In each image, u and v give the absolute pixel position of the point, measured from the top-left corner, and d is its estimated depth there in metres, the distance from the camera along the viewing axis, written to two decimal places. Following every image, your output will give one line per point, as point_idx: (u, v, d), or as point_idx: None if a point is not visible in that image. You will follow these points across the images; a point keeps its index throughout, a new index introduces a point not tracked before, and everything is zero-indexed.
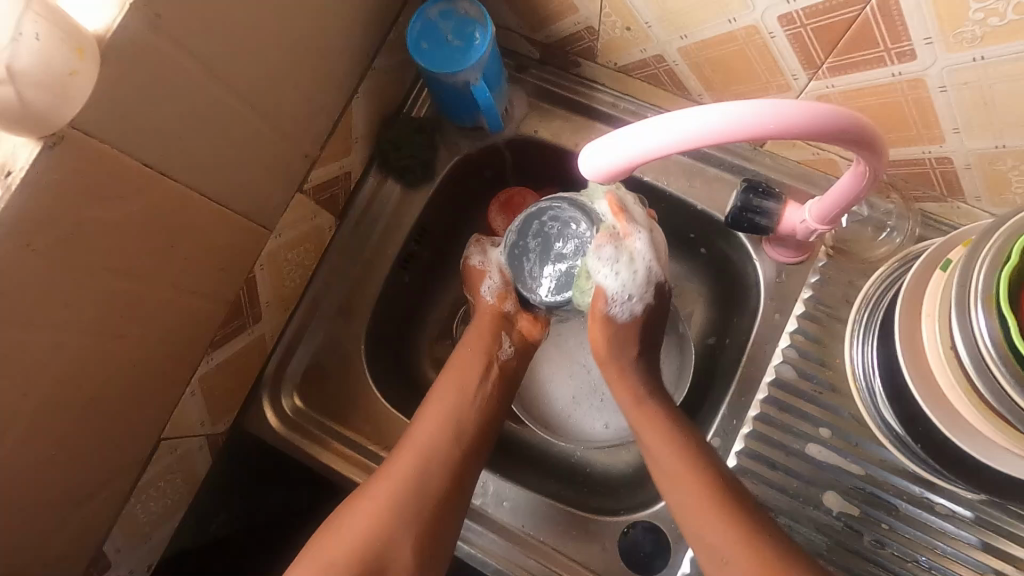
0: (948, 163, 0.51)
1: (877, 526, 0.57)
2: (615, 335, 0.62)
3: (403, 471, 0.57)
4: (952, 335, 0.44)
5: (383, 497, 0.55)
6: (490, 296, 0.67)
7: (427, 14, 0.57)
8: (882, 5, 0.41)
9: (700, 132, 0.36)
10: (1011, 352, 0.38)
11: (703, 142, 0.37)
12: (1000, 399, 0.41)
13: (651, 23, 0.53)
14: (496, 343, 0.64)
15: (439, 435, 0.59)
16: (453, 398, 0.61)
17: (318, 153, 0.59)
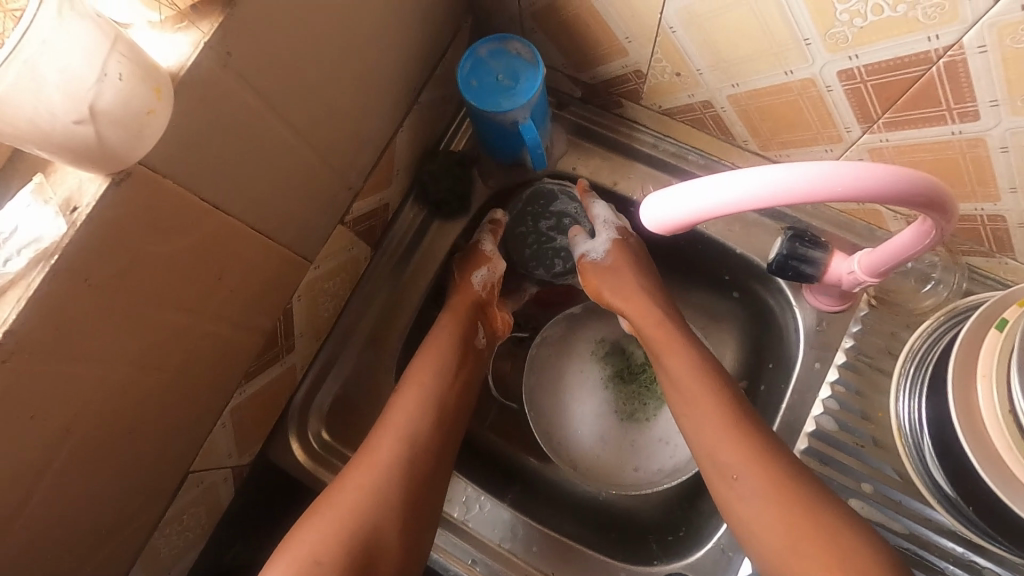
0: (1000, 221, 0.51)
1: None
2: (607, 274, 0.66)
3: (377, 457, 0.55)
4: (1012, 393, 0.43)
5: (356, 484, 0.53)
6: (479, 284, 0.67)
7: (477, 53, 0.57)
8: (949, 67, 0.40)
9: (754, 195, 0.35)
10: None
11: (759, 204, 0.36)
12: None
13: (703, 70, 0.53)
14: (470, 332, 0.65)
15: (416, 416, 0.57)
16: (425, 378, 0.60)
17: (361, 186, 0.58)
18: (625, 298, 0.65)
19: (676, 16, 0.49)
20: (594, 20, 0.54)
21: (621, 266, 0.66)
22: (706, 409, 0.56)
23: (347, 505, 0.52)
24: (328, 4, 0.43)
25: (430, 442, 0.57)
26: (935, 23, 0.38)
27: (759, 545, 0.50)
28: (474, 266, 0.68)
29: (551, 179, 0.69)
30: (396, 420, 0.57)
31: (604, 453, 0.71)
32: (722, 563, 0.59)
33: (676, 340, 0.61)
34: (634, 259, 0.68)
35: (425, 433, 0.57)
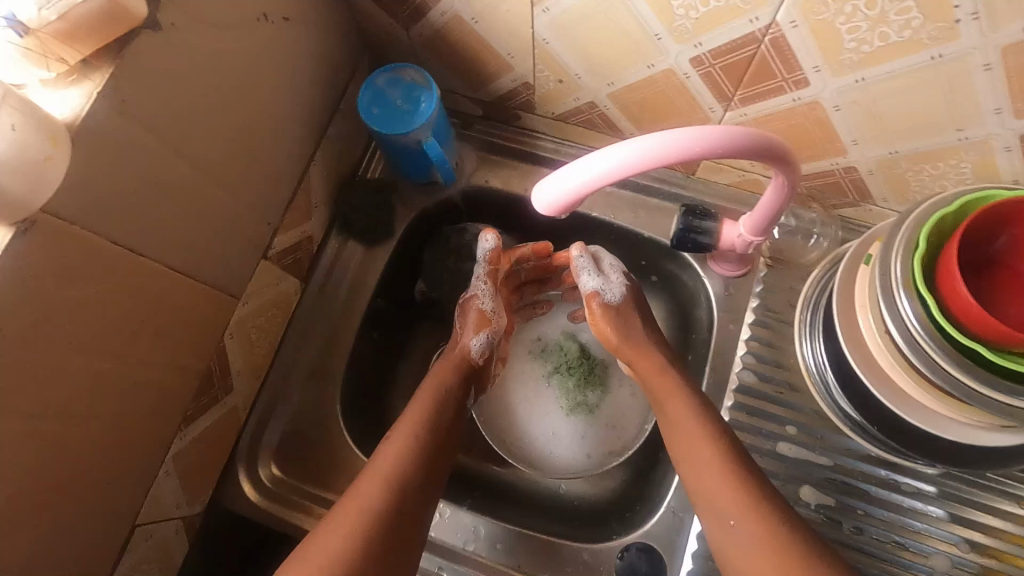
0: (854, 172, 0.58)
1: (854, 513, 0.60)
2: (615, 319, 0.67)
3: (361, 499, 0.53)
4: (884, 318, 0.50)
5: (344, 521, 0.51)
6: (474, 351, 0.67)
7: (375, 83, 0.61)
8: (774, 43, 0.47)
9: (612, 167, 0.40)
10: (936, 326, 0.45)
11: (622, 174, 0.41)
12: (934, 370, 0.47)
13: (581, 74, 0.58)
14: (461, 395, 0.65)
15: (404, 457, 0.57)
16: (413, 423, 0.60)
17: (280, 221, 0.61)
18: (630, 345, 0.65)
19: (546, 30, 0.54)
20: (478, 42, 0.59)
21: (631, 316, 0.67)
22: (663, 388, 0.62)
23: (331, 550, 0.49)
24: (218, 49, 0.46)
25: (416, 476, 0.56)
26: (752, 7, 0.44)
27: (704, 497, 0.54)
28: (476, 329, 0.67)
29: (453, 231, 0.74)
30: (382, 458, 0.57)
31: (557, 446, 0.74)
32: (675, 523, 0.62)
33: (679, 392, 0.60)
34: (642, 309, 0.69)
35: (412, 472, 0.56)
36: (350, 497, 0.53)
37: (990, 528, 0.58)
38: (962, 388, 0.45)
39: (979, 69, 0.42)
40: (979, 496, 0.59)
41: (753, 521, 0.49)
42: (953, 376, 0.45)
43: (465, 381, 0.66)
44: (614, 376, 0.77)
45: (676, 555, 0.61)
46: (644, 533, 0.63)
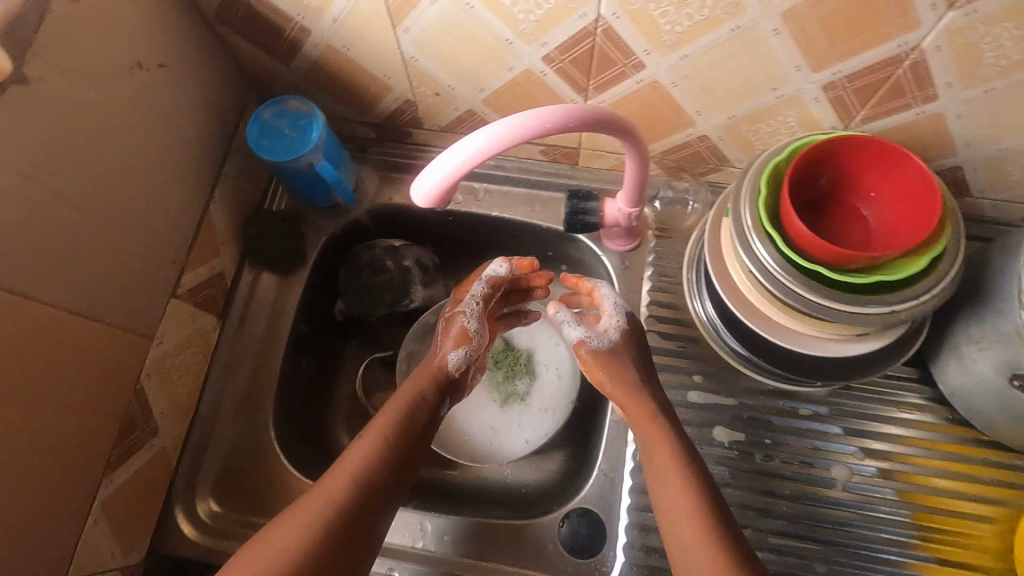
0: (707, 139, 0.65)
1: (763, 443, 0.65)
2: (608, 361, 0.65)
3: (327, 491, 0.53)
4: (744, 260, 0.56)
5: (307, 511, 0.52)
6: (450, 364, 0.67)
7: (261, 117, 0.64)
8: (606, 34, 0.53)
9: (472, 154, 0.46)
10: (790, 261, 0.52)
11: (484, 156, 0.46)
12: (794, 297, 0.54)
13: (453, 85, 0.64)
14: (437, 404, 0.65)
15: (374, 454, 0.57)
16: (390, 417, 0.60)
17: (185, 259, 0.63)
18: (620, 386, 0.64)
19: (413, 49, 0.60)
20: (354, 68, 0.64)
21: (625, 360, 0.65)
22: (606, 369, 0.65)
23: (293, 540, 0.50)
24: (81, 98, 0.49)
25: (382, 470, 0.57)
26: (578, 5, 0.51)
27: (652, 443, 0.59)
28: (457, 344, 0.67)
29: (359, 249, 0.76)
30: (353, 453, 0.57)
31: (496, 437, 0.77)
32: (606, 483, 0.66)
33: (667, 444, 0.58)
34: (639, 354, 0.66)
35: (384, 464, 0.57)
36: (316, 490, 0.53)
37: (878, 434, 0.65)
38: (817, 307, 0.53)
39: (771, 35, 0.50)
40: (866, 407, 0.66)
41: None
42: (810, 299, 0.53)
43: (441, 392, 0.65)
44: (540, 362, 0.80)
45: (611, 513, 0.65)
46: (580, 498, 0.66)
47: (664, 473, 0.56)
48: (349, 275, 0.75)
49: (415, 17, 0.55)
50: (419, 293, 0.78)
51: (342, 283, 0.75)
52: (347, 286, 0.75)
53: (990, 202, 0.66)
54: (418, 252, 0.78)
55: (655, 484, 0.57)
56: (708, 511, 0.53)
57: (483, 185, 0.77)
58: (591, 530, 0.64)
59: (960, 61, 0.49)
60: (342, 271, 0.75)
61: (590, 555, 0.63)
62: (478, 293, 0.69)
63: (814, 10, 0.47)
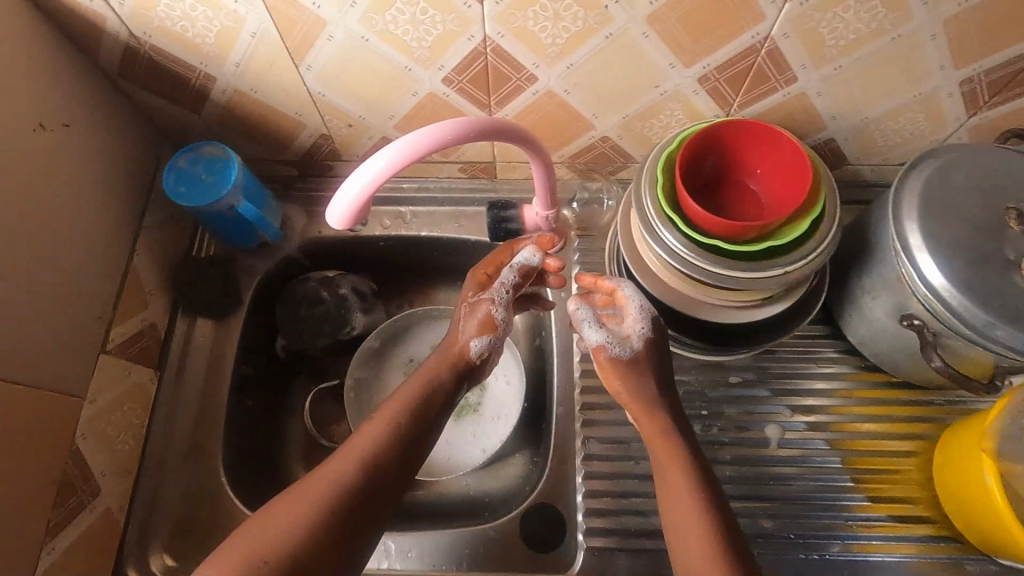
0: (608, 139, 0.70)
1: (700, 414, 0.70)
2: (626, 373, 0.64)
3: (339, 461, 0.53)
4: (652, 245, 0.60)
5: (321, 479, 0.52)
6: (473, 349, 0.66)
7: (177, 165, 0.65)
8: (496, 52, 0.57)
9: (381, 169, 0.49)
10: (692, 238, 0.57)
11: (392, 173, 0.49)
12: (700, 271, 0.58)
13: (363, 115, 0.67)
14: (456, 387, 0.64)
15: (392, 426, 0.57)
16: (408, 395, 0.61)
17: (112, 314, 0.63)
18: (637, 403, 0.63)
19: (317, 85, 0.62)
20: (265, 109, 0.66)
21: (646, 372, 0.64)
22: (607, 371, 0.66)
23: (306, 503, 0.49)
24: None
25: (391, 453, 0.55)
26: (464, 28, 0.55)
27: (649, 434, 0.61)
28: (480, 332, 0.66)
29: (295, 283, 0.77)
30: (371, 426, 0.57)
31: (451, 449, 0.78)
32: (560, 477, 0.68)
33: (679, 458, 0.58)
34: (661, 365, 0.65)
35: (401, 438, 0.56)
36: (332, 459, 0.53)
37: (804, 391, 0.70)
38: (722, 277, 0.57)
39: (641, 38, 0.55)
40: (789, 367, 0.71)
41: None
42: (714, 271, 0.57)
43: (458, 378, 0.64)
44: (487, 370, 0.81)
45: (569, 503, 0.67)
46: (537, 495, 0.68)
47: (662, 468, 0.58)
48: (287, 311, 0.76)
49: (315, 54, 0.58)
50: (359, 320, 0.79)
51: (280, 320, 0.76)
52: (285, 321, 0.76)
53: (867, 167, 0.73)
54: (354, 280, 0.79)
55: (660, 482, 0.58)
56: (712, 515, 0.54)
57: (410, 208, 0.79)
58: (552, 524, 0.66)
59: (806, 45, 0.55)
60: (280, 308, 0.76)
61: (552, 547, 0.65)
62: (507, 282, 0.67)
63: (673, 12, 0.53)
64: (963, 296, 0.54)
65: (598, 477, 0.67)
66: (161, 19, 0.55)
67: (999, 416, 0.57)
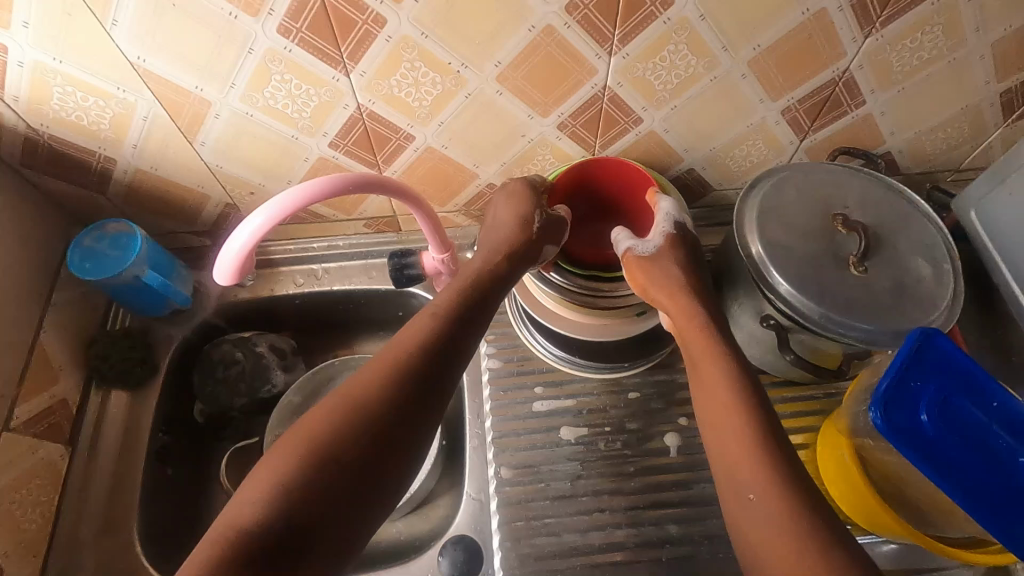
0: (494, 186, 0.76)
1: (604, 431, 0.73)
2: (660, 268, 0.64)
3: (383, 362, 0.53)
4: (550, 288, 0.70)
5: (365, 381, 0.51)
6: (547, 246, 0.66)
7: (83, 243, 0.69)
8: (371, 116, 0.64)
9: (259, 224, 0.54)
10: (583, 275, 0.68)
11: (270, 225, 0.54)
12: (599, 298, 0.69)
13: (263, 182, 0.72)
14: (512, 271, 0.64)
15: (433, 324, 0.56)
16: (453, 289, 0.60)
17: (16, 392, 0.64)
18: (669, 295, 0.63)
19: (213, 157, 0.67)
20: (168, 183, 0.71)
21: (678, 265, 0.65)
22: (631, 270, 0.65)
23: (351, 407, 0.49)
24: None
25: (438, 341, 0.55)
26: (337, 98, 0.61)
27: (687, 331, 0.62)
28: (550, 237, 0.67)
29: (213, 346, 0.79)
30: (410, 327, 0.56)
31: None
32: (477, 507, 0.70)
33: (719, 356, 0.59)
34: (687, 258, 0.66)
35: (443, 331, 0.56)
36: (376, 359, 0.53)
37: None
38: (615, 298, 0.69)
39: (496, 95, 0.63)
40: (685, 377, 0.75)
41: (777, 496, 0.48)
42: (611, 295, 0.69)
43: (515, 266, 0.64)
44: None
45: (486, 533, 0.69)
46: (455, 529, 0.69)
47: (715, 379, 0.57)
48: (206, 371, 0.78)
49: (206, 131, 0.64)
50: (280, 375, 0.81)
51: (197, 386, 0.78)
52: (202, 384, 0.78)
53: (730, 191, 0.81)
54: (271, 338, 0.82)
55: (701, 388, 0.59)
56: (761, 427, 0.53)
57: (322, 265, 0.83)
58: (470, 556, 0.66)
59: (640, 91, 0.64)
60: (197, 372, 0.78)
61: None
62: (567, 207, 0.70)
63: (517, 71, 0.60)
64: (801, 295, 0.60)
65: (512, 503, 0.69)
66: (56, 111, 0.60)
67: (850, 397, 0.64)
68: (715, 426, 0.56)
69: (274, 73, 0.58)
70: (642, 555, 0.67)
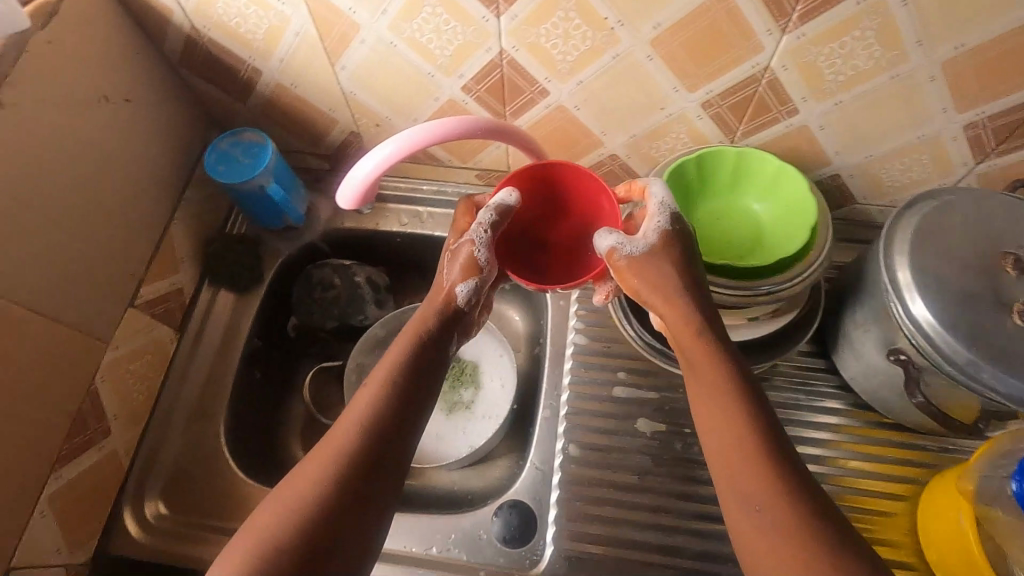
0: (617, 158, 0.73)
1: (684, 432, 0.70)
2: (646, 273, 0.56)
3: (332, 442, 0.50)
4: None
5: (315, 472, 0.48)
6: (461, 292, 0.59)
7: (219, 146, 0.72)
8: (510, 64, 0.62)
9: (395, 151, 0.54)
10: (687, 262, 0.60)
11: (405, 153, 0.54)
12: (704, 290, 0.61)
13: (390, 116, 0.72)
14: (443, 331, 0.59)
15: (381, 398, 0.53)
16: (400, 354, 0.56)
17: (143, 273, 0.69)
18: (663, 299, 0.56)
19: (350, 83, 0.68)
20: (302, 103, 0.73)
21: (666, 268, 0.56)
22: (625, 272, 0.57)
23: (300, 502, 0.47)
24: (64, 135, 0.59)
25: (389, 414, 0.52)
26: (482, 40, 0.60)
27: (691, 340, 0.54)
28: (466, 274, 0.59)
29: (315, 268, 0.82)
30: (359, 400, 0.53)
31: (440, 444, 0.80)
32: (538, 477, 0.69)
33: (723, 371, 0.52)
34: (683, 257, 0.57)
35: (392, 403, 0.53)
36: (324, 442, 0.50)
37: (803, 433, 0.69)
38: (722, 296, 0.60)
39: (645, 60, 0.59)
40: (778, 395, 0.71)
41: None
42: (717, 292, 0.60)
43: (445, 326, 0.59)
44: (484, 372, 0.84)
45: (543, 504, 0.68)
46: (513, 492, 0.69)
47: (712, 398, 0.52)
48: (303, 292, 0.81)
49: (349, 55, 0.64)
50: (372, 309, 0.84)
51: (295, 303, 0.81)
52: (299, 300, 0.81)
53: (875, 208, 0.73)
54: (370, 271, 0.84)
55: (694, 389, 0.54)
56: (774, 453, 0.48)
57: (427, 209, 0.84)
58: (524, 522, 0.67)
59: (805, 79, 0.58)
60: (296, 290, 0.81)
61: (522, 544, 0.66)
62: (485, 221, 0.58)
63: (675, 37, 0.56)
64: (946, 333, 0.53)
65: (575, 481, 0.68)
66: (219, 14, 0.62)
67: (982, 460, 0.57)
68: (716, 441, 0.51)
69: (426, 4, 0.57)
70: (701, 565, 0.64)
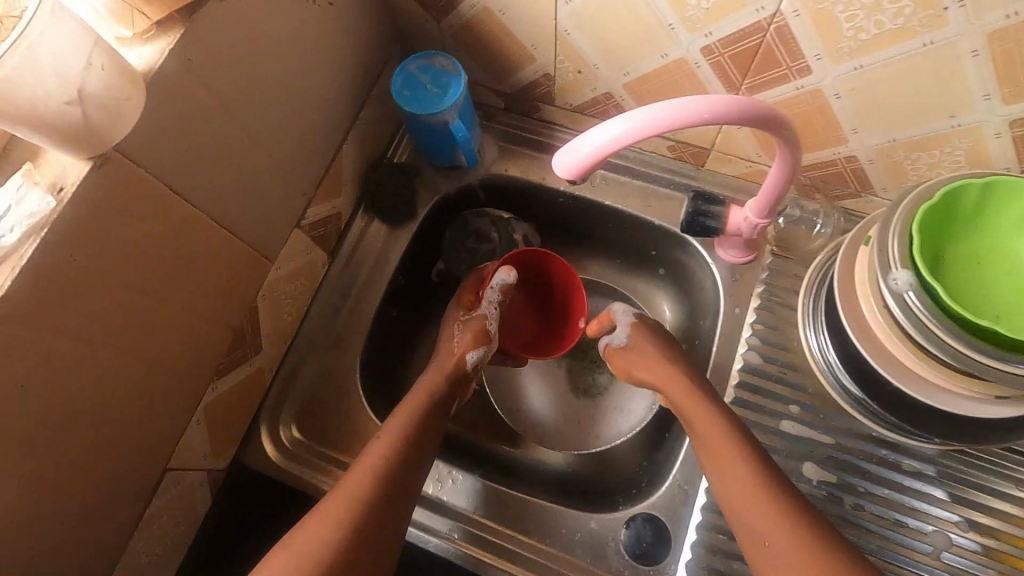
0: (855, 161, 0.61)
1: (855, 490, 0.62)
2: (635, 360, 0.68)
3: (346, 490, 0.54)
4: (885, 300, 0.51)
5: (330, 521, 0.52)
6: (473, 359, 0.68)
7: (407, 69, 0.66)
8: (779, 30, 0.51)
9: (656, 118, 0.44)
10: (941, 308, 0.46)
11: (666, 125, 0.44)
12: (945, 349, 0.48)
13: (598, 64, 0.63)
14: (451, 394, 0.66)
15: (386, 455, 0.57)
16: (401, 421, 0.60)
17: (313, 193, 0.66)
18: (653, 373, 0.65)
19: (568, 21, 0.59)
20: (503, 33, 0.64)
21: (649, 355, 0.66)
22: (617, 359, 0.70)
23: (312, 550, 0.50)
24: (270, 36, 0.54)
25: (398, 472, 0.56)
26: None
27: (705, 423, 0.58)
28: (473, 344, 0.69)
29: (471, 215, 0.79)
30: (368, 455, 0.57)
31: (569, 428, 0.77)
32: (679, 495, 0.64)
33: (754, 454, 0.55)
34: (659, 343, 0.68)
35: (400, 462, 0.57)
36: (336, 490, 0.54)
37: (997, 525, 0.59)
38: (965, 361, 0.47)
39: (967, 56, 0.46)
40: (976, 472, 0.61)
41: None
42: (966, 356, 0.47)
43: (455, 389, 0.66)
44: None
45: (680, 526, 0.63)
46: (648, 505, 0.64)
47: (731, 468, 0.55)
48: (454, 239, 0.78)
49: None
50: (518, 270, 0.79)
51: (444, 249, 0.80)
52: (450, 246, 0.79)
53: None
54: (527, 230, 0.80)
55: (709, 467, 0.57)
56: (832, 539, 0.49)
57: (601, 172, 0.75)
58: (656, 539, 0.62)
59: None
60: (447, 236, 0.79)
61: (648, 563, 0.62)
62: (494, 297, 0.70)
63: None
64: None
65: None
66: None
67: None
68: (730, 495, 0.54)
69: None
70: None
